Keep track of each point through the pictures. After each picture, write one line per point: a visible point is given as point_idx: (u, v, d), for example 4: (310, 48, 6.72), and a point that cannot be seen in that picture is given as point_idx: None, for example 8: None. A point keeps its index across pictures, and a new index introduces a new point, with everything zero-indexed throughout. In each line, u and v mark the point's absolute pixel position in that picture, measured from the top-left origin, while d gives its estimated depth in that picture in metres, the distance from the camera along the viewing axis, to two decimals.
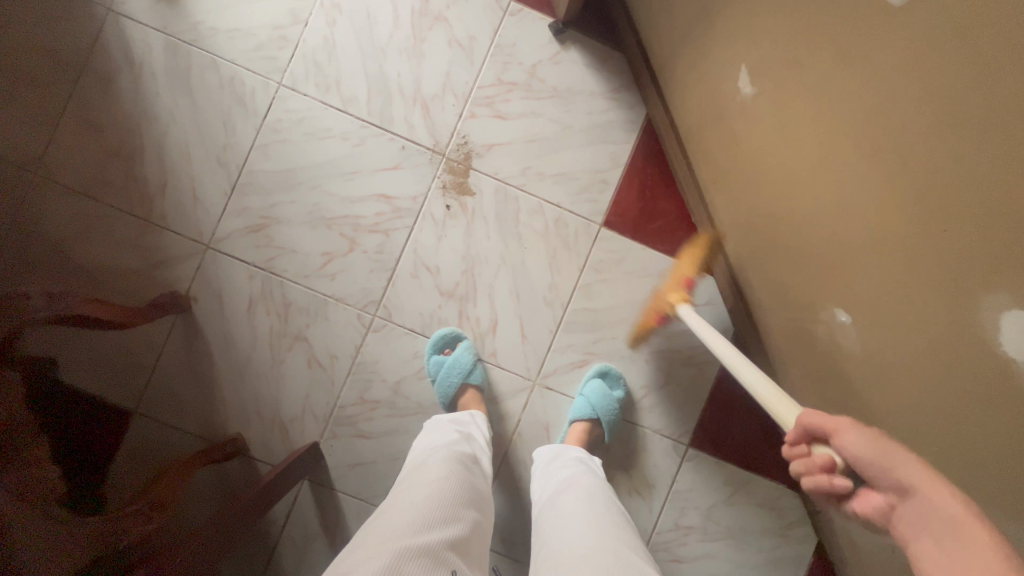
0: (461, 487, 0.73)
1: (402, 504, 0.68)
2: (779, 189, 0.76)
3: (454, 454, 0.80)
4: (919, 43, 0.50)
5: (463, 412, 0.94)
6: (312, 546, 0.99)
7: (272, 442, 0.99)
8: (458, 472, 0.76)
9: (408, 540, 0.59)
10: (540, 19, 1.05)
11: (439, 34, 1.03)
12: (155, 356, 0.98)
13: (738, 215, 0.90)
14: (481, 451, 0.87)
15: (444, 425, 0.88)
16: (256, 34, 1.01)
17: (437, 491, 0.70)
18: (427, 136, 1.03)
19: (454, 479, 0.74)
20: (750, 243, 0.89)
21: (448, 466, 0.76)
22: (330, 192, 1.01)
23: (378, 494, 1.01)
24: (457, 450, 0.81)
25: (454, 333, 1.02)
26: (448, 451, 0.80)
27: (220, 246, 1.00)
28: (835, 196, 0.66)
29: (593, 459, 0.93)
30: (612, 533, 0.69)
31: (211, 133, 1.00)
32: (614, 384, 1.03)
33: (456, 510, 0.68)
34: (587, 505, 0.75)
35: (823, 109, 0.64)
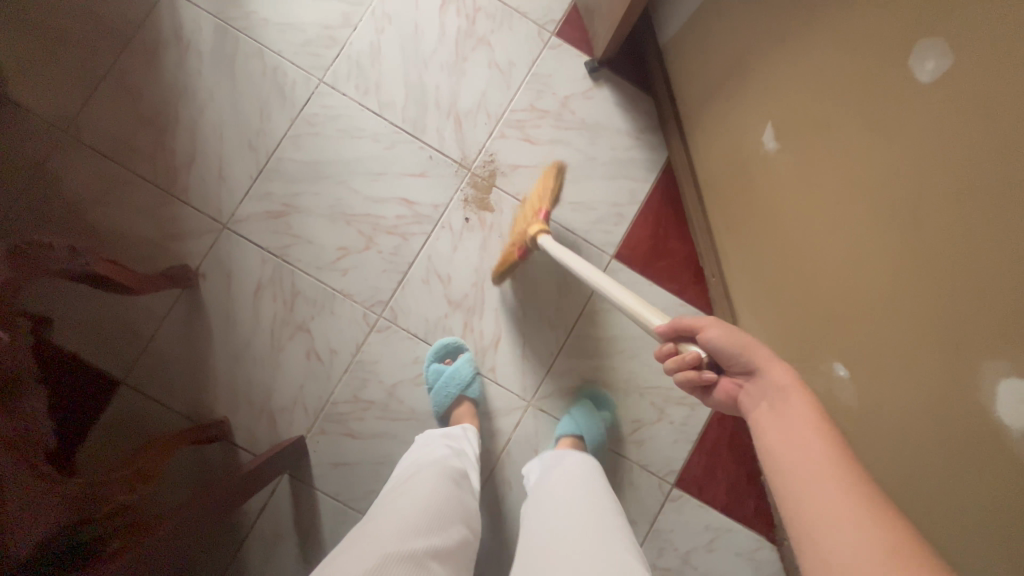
0: (448, 499, 0.71)
1: (391, 510, 0.66)
2: (792, 243, 0.80)
3: (444, 469, 0.78)
4: (942, 121, 0.54)
5: (454, 427, 0.93)
6: (282, 543, 0.96)
7: (259, 431, 0.98)
8: (447, 484, 0.74)
9: (396, 545, 0.58)
10: (577, 55, 1.10)
11: (481, 56, 1.07)
12: (152, 328, 0.97)
13: (748, 264, 0.93)
14: (471, 468, 0.86)
15: (436, 440, 0.87)
16: (306, 31, 1.04)
17: (425, 503, 0.68)
18: (455, 149, 1.06)
19: (443, 491, 0.72)
20: (756, 291, 0.92)
21: (438, 477, 0.75)
22: (353, 190, 1.03)
23: (358, 497, 0.99)
24: (448, 463, 0.80)
25: (457, 343, 1.02)
26: (437, 465, 0.79)
27: (237, 227, 1.00)
28: (844, 255, 0.70)
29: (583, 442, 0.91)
30: (601, 514, 0.66)
31: (247, 117, 1.02)
32: (603, 406, 1.04)
33: (442, 523, 0.66)
34: (570, 489, 0.73)
35: (842, 172, 0.67)
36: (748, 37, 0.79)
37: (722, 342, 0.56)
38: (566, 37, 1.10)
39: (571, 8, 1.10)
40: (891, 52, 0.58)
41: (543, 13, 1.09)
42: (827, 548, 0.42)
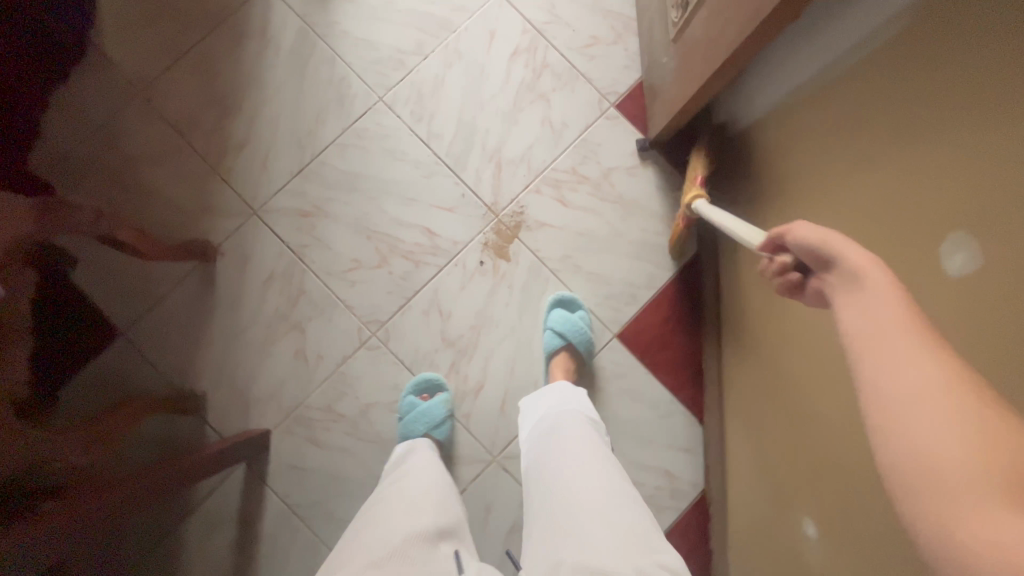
0: (439, 507, 0.71)
1: (384, 525, 0.66)
2: (787, 384, 0.75)
3: (431, 476, 0.80)
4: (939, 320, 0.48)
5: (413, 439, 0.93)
6: (220, 529, 0.98)
7: (231, 414, 1.01)
8: (433, 495, 0.74)
9: (410, 557, 0.59)
10: (631, 131, 1.10)
11: (536, 110, 1.09)
12: (163, 292, 1.02)
13: (747, 383, 0.90)
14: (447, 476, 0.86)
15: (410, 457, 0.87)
16: (380, 50, 1.09)
17: (418, 511, 0.68)
18: (489, 193, 1.07)
19: (432, 500, 0.72)
20: (749, 414, 0.89)
21: (422, 492, 0.74)
22: (382, 209, 1.06)
23: (304, 505, 1.00)
24: (430, 477, 0.80)
25: (439, 381, 1.02)
26: (432, 470, 0.82)
27: (265, 216, 1.04)
28: (823, 424, 0.65)
29: (575, 393, 0.92)
30: (605, 497, 0.66)
31: (304, 116, 1.07)
32: (575, 307, 1.04)
33: (443, 519, 0.69)
34: (568, 471, 0.72)
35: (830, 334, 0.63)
36: (791, 165, 0.77)
37: (804, 241, 0.49)
38: (624, 112, 1.10)
39: (636, 84, 1.11)
40: (901, 231, 0.53)
41: (607, 83, 1.10)
42: (934, 482, 0.31)
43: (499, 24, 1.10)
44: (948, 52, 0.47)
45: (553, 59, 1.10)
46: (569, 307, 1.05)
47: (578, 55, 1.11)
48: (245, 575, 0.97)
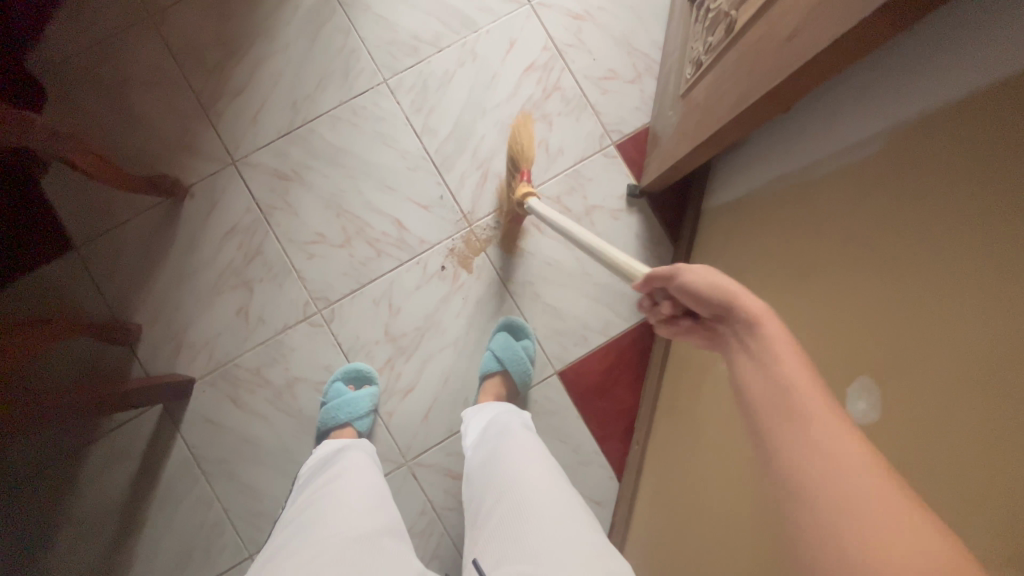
0: (374, 507, 0.68)
1: (317, 528, 0.62)
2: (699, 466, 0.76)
3: (364, 471, 0.77)
4: None
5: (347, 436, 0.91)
6: (123, 461, 0.99)
7: (161, 353, 1.01)
8: (367, 491, 0.71)
9: (354, 555, 0.57)
10: (625, 174, 1.08)
11: (536, 130, 1.07)
12: (124, 219, 1.02)
13: (667, 453, 0.90)
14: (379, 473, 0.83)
15: (343, 446, 0.84)
16: (397, 33, 1.07)
17: (353, 512, 0.65)
18: (467, 201, 1.05)
19: (366, 498, 0.69)
20: (660, 483, 0.89)
21: (355, 488, 0.71)
22: (359, 191, 1.05)
23: (209, 459, 1.01)
24: (363, 471, 0.77)
25: (369, 374, 1.01)
26: (370, 468, 0.78)
27: (243, 170, 1.04)
28: (718, 521, 0.65)
29: (518, 408, 0.91)
30: (551, 512, 0.63)
31: (305, 80, 1.05)
32: (522, 336, 1.03)
33: (383, 521, 0.66)
34: (514, 484, 0.69)
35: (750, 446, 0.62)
36: (754, 255, 0.76)
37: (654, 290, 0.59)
38: (624, 153, 1.08)
39: (643, 128, 1.09)
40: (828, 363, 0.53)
41: (614, 120, 1.08)
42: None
43: (522, 35, 1.08)
44: (914, 199, 0.45)
45: (567, 84, 1.08)
46: (516, 334, 1.04)
47: (593, 85, 1.08)
48: (137, 510, 0.99)
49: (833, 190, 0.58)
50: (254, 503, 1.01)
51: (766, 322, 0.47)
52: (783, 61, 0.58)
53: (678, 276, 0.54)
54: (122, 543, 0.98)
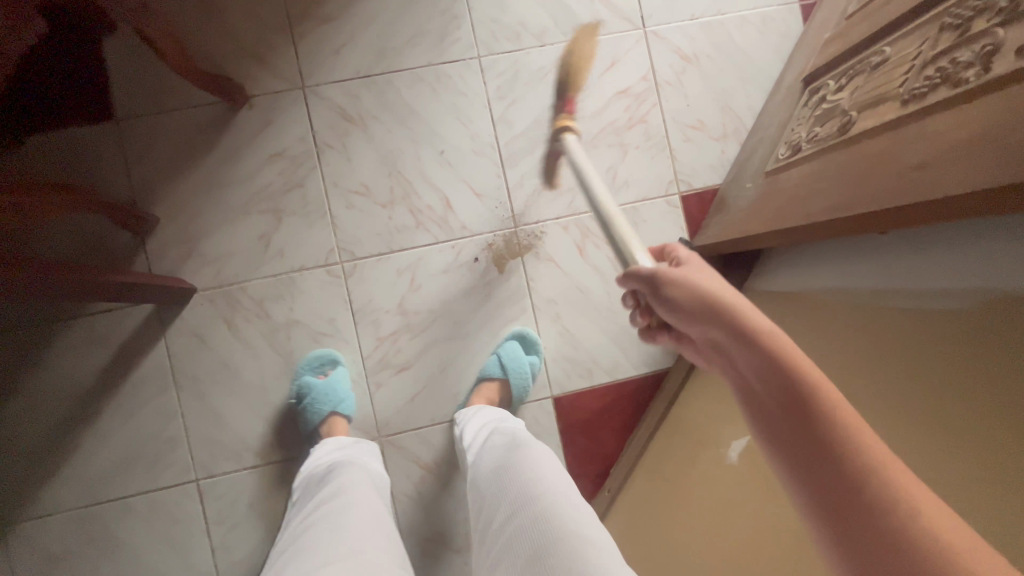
0: (362, 517, 0.67)
1: (308, 547, 0.61)
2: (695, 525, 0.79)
3: (355, 484, 0.76)
4: None
5: (345, 438, 0.91)
6: (98, 348, 0.96)
7: (169, 254, 0.97)
8: (355, 504, 0.71)
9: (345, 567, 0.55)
10: (681, 227, 1.06)
11: (609, 156, 1.05)
12: (173, 108, 0.97)
13: (643, 502, 0.91)
14: (373, 478, 0.83)
15: (337, 459, 0.84)
16: (505, 15, 1.03)
17: (342, 527, 0.64)
18: (520, 202, 1.03)
19: (352, 510, 0.69)
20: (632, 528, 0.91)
21: (342, 503, 0.71)
22: (417, 156, 1.02)
23: (184, 373, 0.97)
24: (351, 484, 0.76)
25: (335, 359, 0.98)
26: (366, 484, 0.78)
27: (309, 98, 1.00)
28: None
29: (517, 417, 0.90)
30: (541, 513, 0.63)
31: (399, 30, 1.01)
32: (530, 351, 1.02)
33: (378, 536, 0.64)
34: (510, 493, 0.69)
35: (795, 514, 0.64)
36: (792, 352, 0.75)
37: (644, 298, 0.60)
38: (687, 206, 1.06)
39: (711, 188, 1.07)
40: None
41: (687, 171, 1.06)
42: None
43: (626, 57, 1.06)
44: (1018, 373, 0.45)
45: (653, 120, 1.06)
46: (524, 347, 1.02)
47: (678, 130, 1.06)
48: (98, 401, 0.96)
49: (911, 347, 0.57)
50: (215, 430, 0.98)
51: (762, 338, 0.46)
52: (900, 187, 0.56)
53: (667, 291, 0.55)
54: (74, 428, 0.96)
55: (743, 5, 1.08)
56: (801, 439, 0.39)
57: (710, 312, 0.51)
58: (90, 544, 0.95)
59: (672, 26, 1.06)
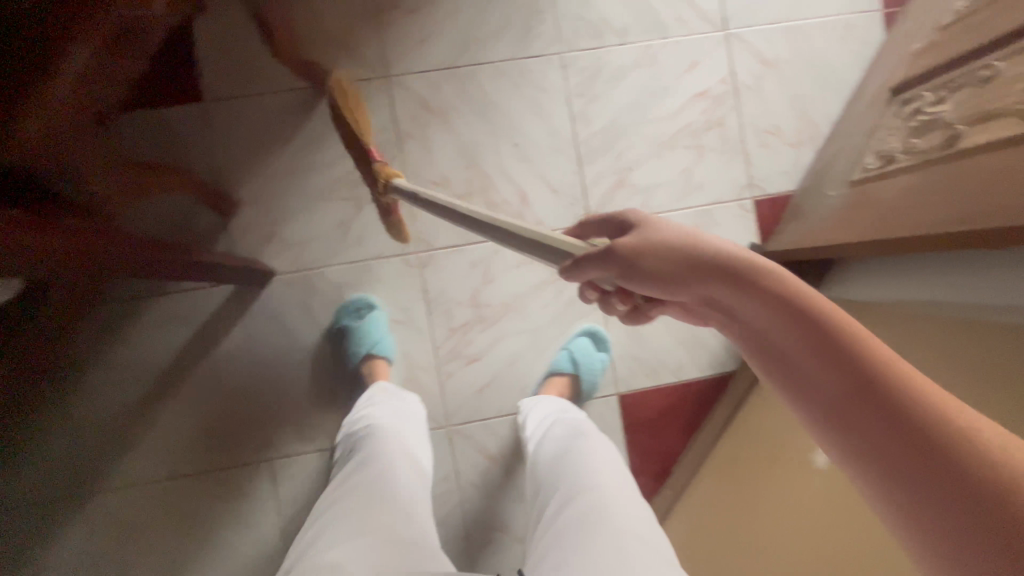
0: (387, 481, 0.68)
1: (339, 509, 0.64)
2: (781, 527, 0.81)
3: (390, 444, 0.77)
4: None
5: (396, 392, 0.91)
6: (180, 325, 0.98)
7: (250, 237, 0.99)
8: (384, 468, 0.71)
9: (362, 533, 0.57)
10: (752, 232, 1.06)
11: (685, 157, 1.05)
12: (260, 91, 0.98)
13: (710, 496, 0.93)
14: (415, 436, 0.83)
15: (379, 417, 0.84)
16: (588, 11, 1.03)
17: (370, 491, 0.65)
18: (595, 200, 1.04)
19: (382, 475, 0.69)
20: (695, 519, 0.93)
21: (375, 466, 0.71)
22: (496, 151, 1.02)
23: (262, 354, 0.99)
24: (387, 447, 0.76)
25: (369, 302, 0.99)
26: (403, 445, 0.78)
27: (392, 88, 1.00)
28: None
29: (581, 410, 0.89)
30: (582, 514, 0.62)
31: (483, 22, 1.02)
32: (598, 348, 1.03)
33: (401, 500, 0.65)
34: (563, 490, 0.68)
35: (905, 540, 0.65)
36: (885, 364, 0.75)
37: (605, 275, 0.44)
38: (759, 211, 1.06)
39: (785, 194, 1.07)
40: None
41: (761, 176, 1.06)
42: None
43: (706, 59, 1.05)
44: None
45: (730, 124, 1.06)
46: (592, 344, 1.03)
47: (754, 134, 1.06)
48: (177, 377, 0.98)
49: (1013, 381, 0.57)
50: (290, 412, 0.99)
51: (769, 281, 0.38)
52: None
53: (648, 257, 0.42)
54: (153, 403, 0.98)
55: (825, 11, 1.07)
56: (842, 382, 0.33)
57: (699, 265, 0.41)
58: (164, 517, 0.98)
59: (753, 29, 1.06)
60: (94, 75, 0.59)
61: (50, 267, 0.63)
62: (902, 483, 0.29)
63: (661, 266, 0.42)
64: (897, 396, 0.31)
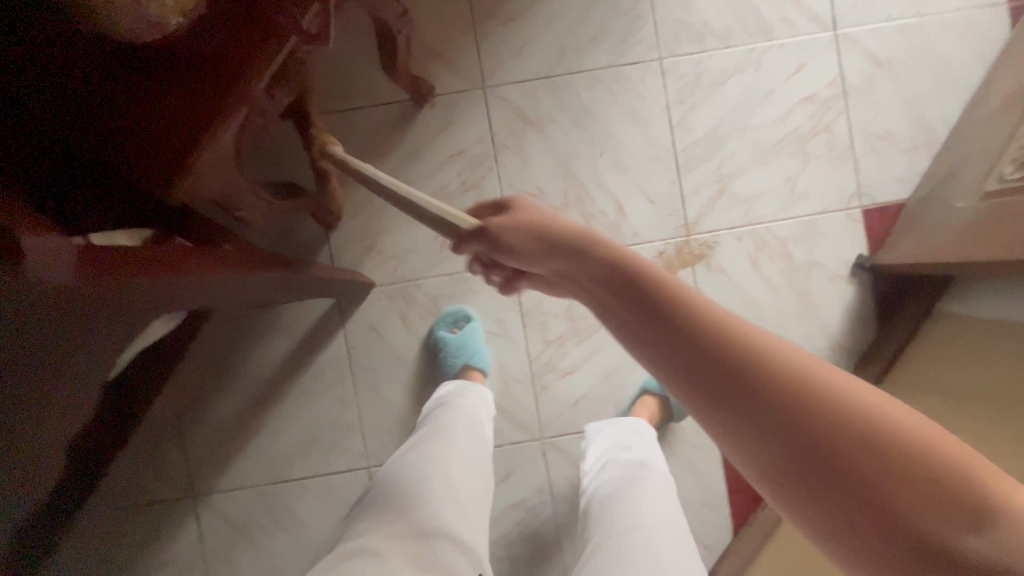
0: (430, 464, 0.71)
1: (387, 488, 0.68)
2: None
3: (449, 429, 0.79)
4: None
5: (465, 385, 0.91)
6: (285, 335, 1.00)
7: (350, 248, 1.00)
8: (434, 450, 0.74)
9: (400, 522, 0.62)
10: (861, 243, 1.01)
11: (790, 165, 1.01)
12: (361, 104, 0.99)
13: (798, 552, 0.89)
14: (478, 424, 0.84)
15: (442, 407, 0.86)
16: (690, 14, 1.00)
17: (413, 475, 0.69)
18: (694, 211, 1.01)
19: (430, 457, 0.72)
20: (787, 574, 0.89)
21: (425, 449, 0.74)
22: (593, 161, 1.00)
23: (362, 364, 1.01)
24: (445, 433, 0.78)
25: (466, 313, 0.99)
26: (466, 432, 0.80)
27: (489, 99, 1.00)
28: None
29: (641, 430, 0.89)
30: (624, 534, 0.63)
31: (581, 29, 0.99)
32: None
33: (444, 488, 0.68)
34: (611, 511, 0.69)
35: None
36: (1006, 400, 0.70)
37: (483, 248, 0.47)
38: (868, 221, 1.01)
39: (897, 203, 1.01)
40: None
41: (871, 184, 1.01)
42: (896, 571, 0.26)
43: (814, 61, 1.00)
44: None
45: (838, 129, 1.01)
46: None
47: (865, 139, 1.01)
48: (282, 385, 1.01)
49: None
50: (387, 421, 1.01)
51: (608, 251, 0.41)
52: None
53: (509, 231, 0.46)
54: (258, 410, 1.01)
55: (946, 6, 1.00)
56: (688, 362, 0.32)
57: (553, 245, 0.44)
58: (270, 518, 1.01)
59: (865, 29, 1.00)
60: (250, 118, 0.56)
61: (214, 303, 0.65)
62: (768, 452, 0.29)
63: (525, 244, 0.46)
64: (722, 354, 0.31)
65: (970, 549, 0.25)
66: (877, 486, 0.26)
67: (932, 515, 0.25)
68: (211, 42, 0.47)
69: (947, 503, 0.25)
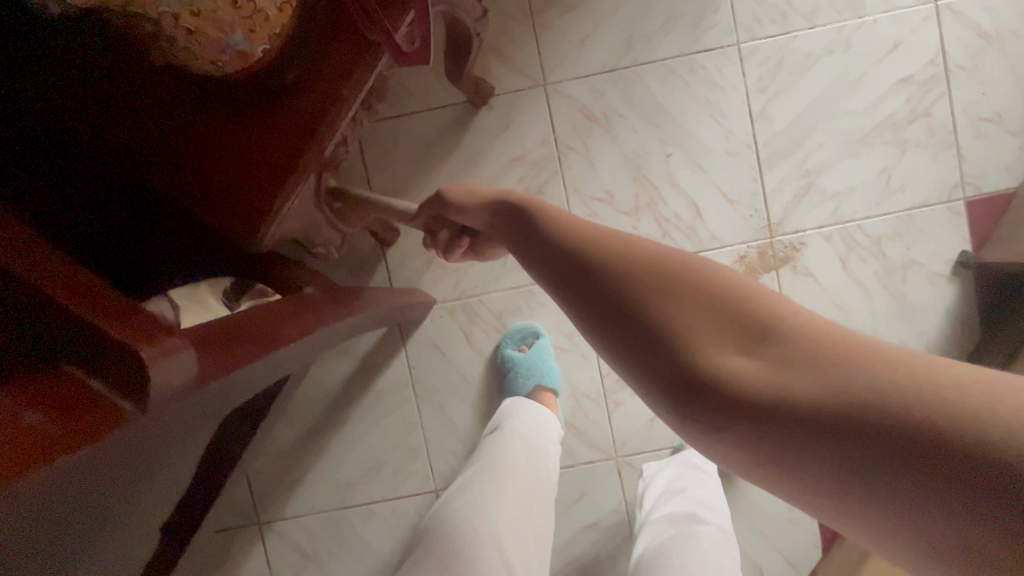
0: (483, 507, 0.67)
1: (441, 539, 0.65)
2: None
3: (507, 458, 0.75)
4: None
5: (526, 404, 0.86)
6: (344, 357, 0.96)
7: (408, 264, 0.95)
8: (486, 487, 0.70)
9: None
10: (964, 238, 0.92)
11: (884, 155, 0.92)
12: (414, 109, 0.92)
13: None
14: (539, 449, 0.79)
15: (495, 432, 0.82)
16: None
17: (467, 526, 0.66)
18: (778, 209, 0.92)
19: (483, 498, 0.68)
20: None
21: (477, 486, 0.70)
22: (665, 159, 0.92)
23: (425, 385, 0.96)
24: (498, 462, 0.74)
25: (534, 330, 0.94)
26: (530, 462, 0.75)
27: (551, 96, 0.92)
28: None
29: (694, 469, 0.83)
30: None
31: (650, 14, 0.91)
32: None
33: (501, 541, 0.65)
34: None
35: None
36: None
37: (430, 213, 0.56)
38: (972, 213, 0.92)
39: (1006, 193, 0.91)
40: None
41: (976, 172, 0.91)
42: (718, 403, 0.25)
43: (911, 37, 0.90)
44: None
45: (939, 113, 0.91)
46: None
47: (968, 123, 0.91)
48: (343, 409, 0.97)
49: None
50: (453, 443, 0.97)
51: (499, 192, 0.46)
52: None
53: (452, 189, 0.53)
54: (320, 435, 0.97)
55: None
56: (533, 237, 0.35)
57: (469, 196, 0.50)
58: (336, 544, 0.98)
59: None
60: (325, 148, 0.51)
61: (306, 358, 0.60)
62: (573, 281, 0.30)
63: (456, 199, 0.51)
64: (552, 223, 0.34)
65: (762, 380, 0.24)
66: (648, 284, 0.27)
67: (725, 340, 0.25)
68: (291, 74, 0.46)
69: (739, 330, 0.26)
